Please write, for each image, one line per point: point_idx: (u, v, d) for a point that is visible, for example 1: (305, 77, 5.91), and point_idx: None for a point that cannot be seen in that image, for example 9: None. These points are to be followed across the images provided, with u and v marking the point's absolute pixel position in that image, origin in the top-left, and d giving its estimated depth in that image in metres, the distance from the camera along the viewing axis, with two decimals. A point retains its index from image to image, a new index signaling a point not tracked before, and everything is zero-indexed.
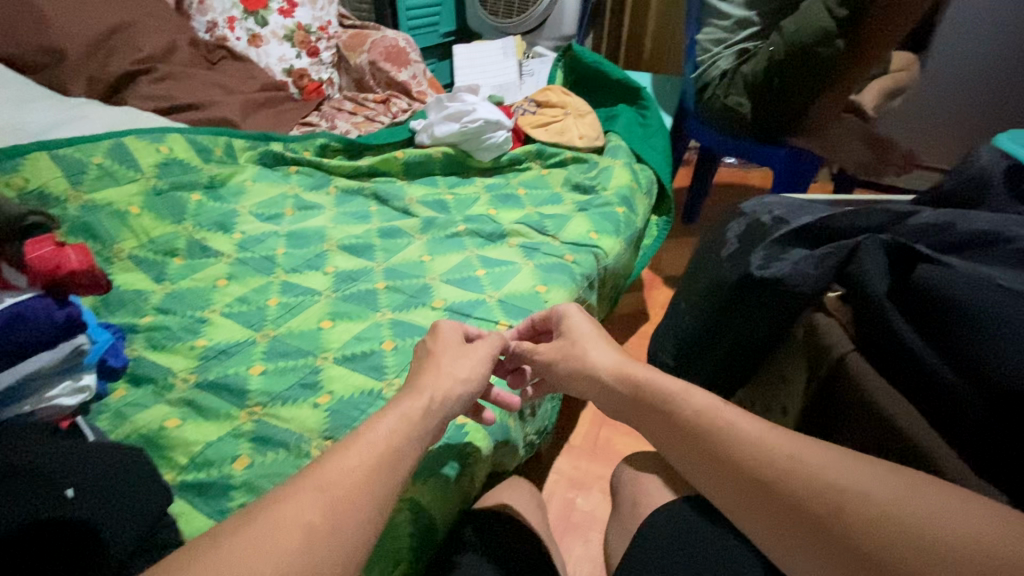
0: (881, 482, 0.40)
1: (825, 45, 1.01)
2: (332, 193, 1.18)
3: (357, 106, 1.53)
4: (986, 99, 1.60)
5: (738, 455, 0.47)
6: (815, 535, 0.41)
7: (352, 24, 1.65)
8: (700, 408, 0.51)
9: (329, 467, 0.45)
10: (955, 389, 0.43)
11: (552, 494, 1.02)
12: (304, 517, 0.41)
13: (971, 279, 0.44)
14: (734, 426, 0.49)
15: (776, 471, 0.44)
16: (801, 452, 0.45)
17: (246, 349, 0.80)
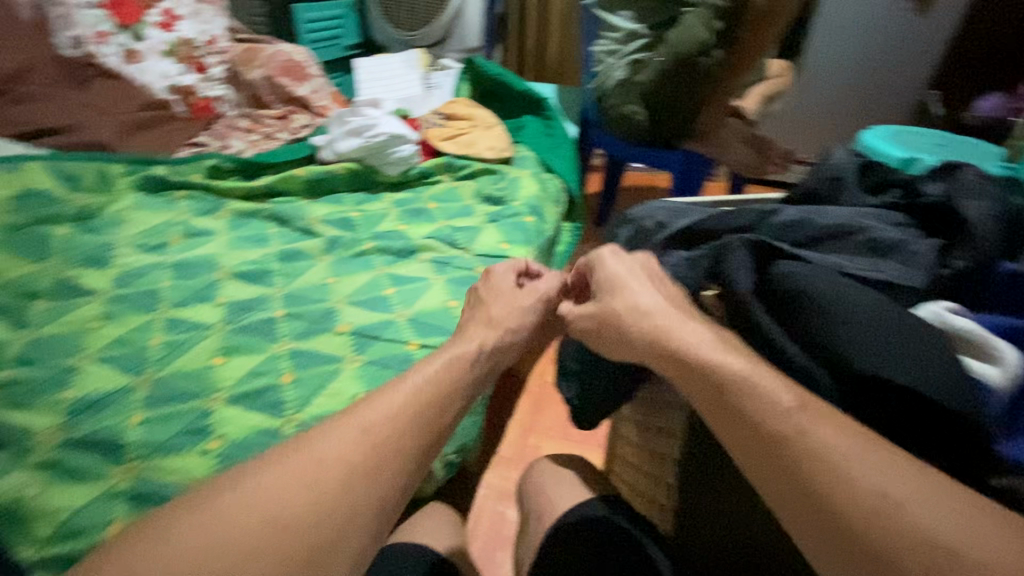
0: (929, 498, 0.35)
1: (704, 56, 1.08)
2: (225, 217, 1.10)
3: (254, 123, 1.45)
4: (851, 100, 1.78)
5: (828, 485, 0.37)
6: (843, 542, 0.35)
7: (245, 37, 1.57)
8: (786, 414, 0.40)
9: (336, 430, 0.45)
10: (816, 374, 0.46)
11: (481, 510, 1.00)
12: (321, 483, 0.42)
13: (818, 273, 0.49)
14: (827, 443, 0.38)
15: (874, 516, 0.35)
16: (910, 495, 0.35)
17: (123, 397, 0.72)
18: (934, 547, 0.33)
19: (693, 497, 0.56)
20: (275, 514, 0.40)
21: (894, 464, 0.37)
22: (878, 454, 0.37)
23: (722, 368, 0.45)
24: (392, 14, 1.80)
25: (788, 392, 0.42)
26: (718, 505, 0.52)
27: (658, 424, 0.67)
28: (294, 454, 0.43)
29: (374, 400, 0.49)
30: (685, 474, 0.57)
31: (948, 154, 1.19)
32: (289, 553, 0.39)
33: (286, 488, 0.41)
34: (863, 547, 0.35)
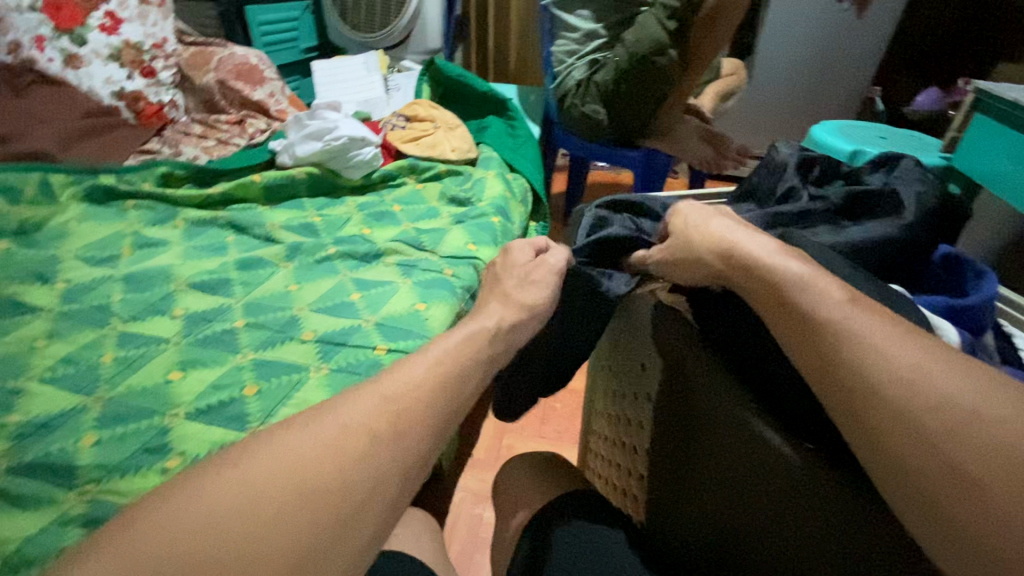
0: (965, 379, 0.34)
1: (660, 55, 1.10)
2: (180, 226, 1.06)
3: (208, 129, 1.40)
4: (801, 98, 1.86)
5: (863, 368, 0.35)
6: (869, 409, 0.34)
7: (193, 41, 1.53)
8: (829, 302, 0.39)
9: (359, 403, 0.39)
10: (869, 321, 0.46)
11: (458, 514, 0.99)
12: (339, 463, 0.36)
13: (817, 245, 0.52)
14: (863, 329, 0.37)
15: (907, 395, 0.34)
16: (945, 372, 0.34)
17: (74, 418, 0.69)
18: (964, 420, 0.32)
19: (688, 487, 0.52)
20: (285, 497, 0.33)
21: (915, 342, 0.36)
22: (905, 337, 0.36)
23: (768, 265, 0.43)
24: (349, 17, 1.80)
25: (835, 287, 0.40)
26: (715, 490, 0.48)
27: (628, 416, 0.67)
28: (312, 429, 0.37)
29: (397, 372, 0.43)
30: (670, 460, 0.55)
31: (893, 145, 1.25)
32: (301, 546, 0.32)
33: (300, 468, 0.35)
34: (900, 431, 0.33)
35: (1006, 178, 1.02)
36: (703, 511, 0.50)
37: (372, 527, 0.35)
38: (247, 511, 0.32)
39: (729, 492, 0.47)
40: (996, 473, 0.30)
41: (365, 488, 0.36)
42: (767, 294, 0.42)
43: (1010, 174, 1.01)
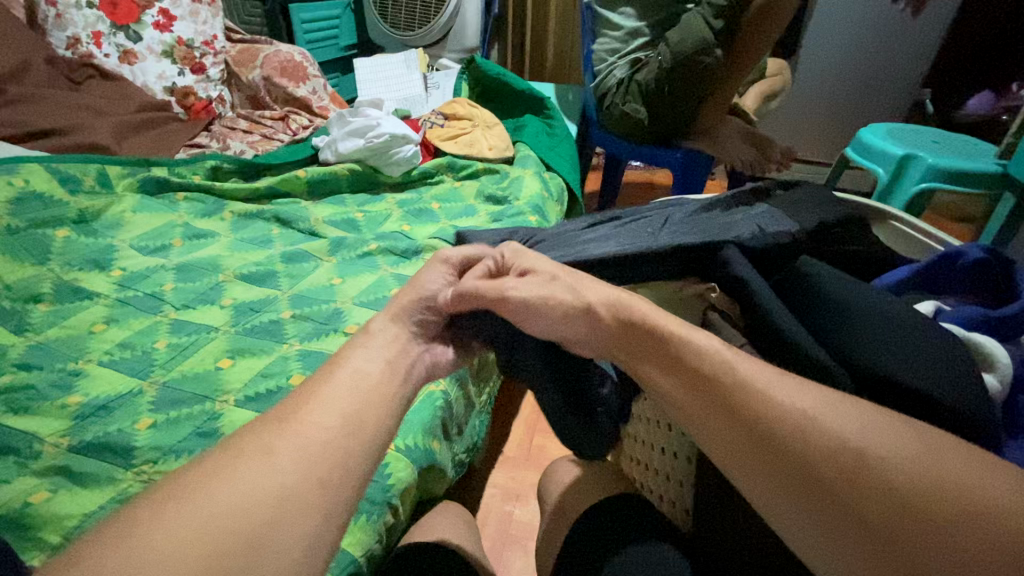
0: (830, 416, 0.37)
1: (706, 54, 1.08)
2: (228, 218, 1.09)
3: (252, 124, 1.44)
4: (846, 100, 1.80)
5: (749, 423, 0.38)
6: (765, 456, 0.37)
7: (241, 38, 1.57)
8: (710, 358, 0.42)
9: (292, 432, 0.42)
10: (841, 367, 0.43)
11: (489, 511, 1.00)
12: (268, 484, 0.38)
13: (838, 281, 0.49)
14: (741, 379, 0.40)
15: (789, 445, 0.36)
16: (822, 412, 0.37)
17: (131, 401, 0.71)
18: (850, 457, 0.34)
19: (730, 505, 0.52)
20: (217, 519, 0.35)
21: (802, 386, 0.39)
22: (782, 380, 0.40)
23: (665, 323, 0.46)
24: (389, 15, 1.81)
25: (714, 339, 0.44)
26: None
27: (668, 422, 0.66)
28: (242, 456, 0.40)
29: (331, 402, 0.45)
30: (717, 473, 0.53)
31: (946, 150, 1.21)
32: (225, 558, 0.33)
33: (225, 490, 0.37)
34: (796, 473, 0.35)
35: None
36: (760, 527, 0.48)
37: (301, 539, 0.36)
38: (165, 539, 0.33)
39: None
40: (876, 508, 0.32)
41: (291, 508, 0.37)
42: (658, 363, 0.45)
43: None
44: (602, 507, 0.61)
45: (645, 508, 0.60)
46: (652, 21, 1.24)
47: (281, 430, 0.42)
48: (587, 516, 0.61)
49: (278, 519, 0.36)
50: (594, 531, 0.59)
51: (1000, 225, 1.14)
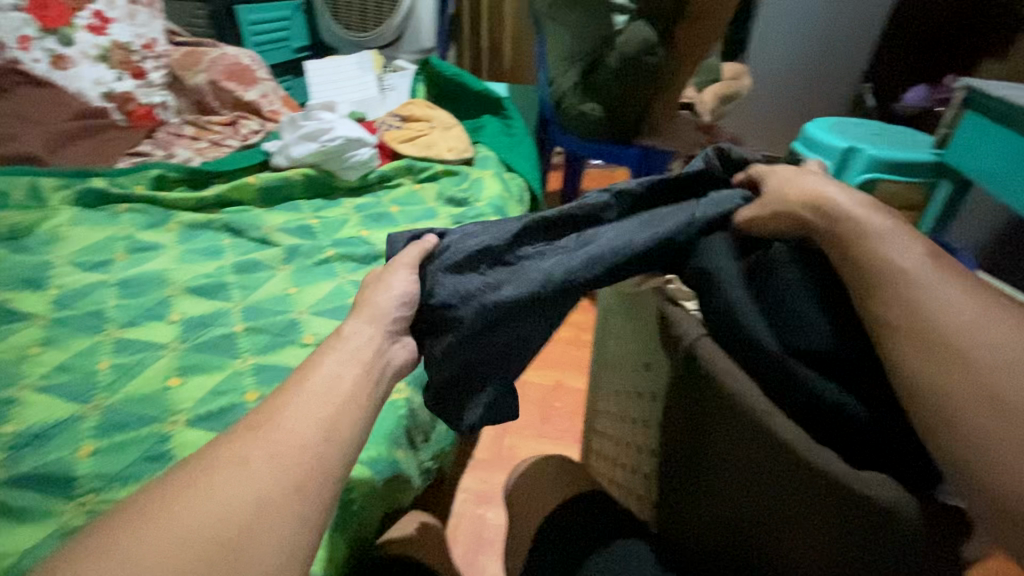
0: (1008, 337, 0.36)
1: (650, 55, 1.10)
2: (174, 229, 1.04)
3: (199, 130, 1.38)
4: (794, 95, 1.87)
5: (920, 313, 0.38)
6: (934, 346, 0.36)
7: (185, 41, 1.50)
8: (896, 253, 0.41)
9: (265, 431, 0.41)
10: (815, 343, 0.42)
11: (460, 516, 0.98)
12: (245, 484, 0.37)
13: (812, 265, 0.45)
14: (924, 279, 0.39)
15: (949, 339, 0.36)
16: (1004, 327, 0.36)
17: (71, 427, 0.67)
18: (1001, 359, 0.35)
19: (713, 492, 0.47)
20: (204, 523, 0.34)
21: (972, 296, 0.38)
22: (960, 289, 0.39)
23: (852, 217, 0.44)
24: (341, 16, 1.78)
25: (916, 242, 0.42)
26: (731, 498, 0.45)
27: (633, 415, 0.67)
28: (219, 457, 0.39)
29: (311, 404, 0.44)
30: (677, 469, 0.51)
31: (885, 141, 1.27)
32: (213, 557, 0.33)
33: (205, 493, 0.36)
34: (957, 368, 0.35)
35: (1000, 176, 1.04)
36: (720, 519, 0.47)
37: (289, 541, 0.36)
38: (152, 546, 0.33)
39: (745, 501, 0.44)
40: None
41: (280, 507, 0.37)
42: (832, 239, 0.44)
43: (1004, 170, 1.03)
44: (571, 508, 0.61)
45: (615, 506, 0.61)
46: (574, 31, 1.20)
47: (263, 428, 0.41)
48: (557, 516, 0.61)
49: (265, 516, 0.36)
50: (566, 532, 0.59)
51: (940, 210, 1.23)
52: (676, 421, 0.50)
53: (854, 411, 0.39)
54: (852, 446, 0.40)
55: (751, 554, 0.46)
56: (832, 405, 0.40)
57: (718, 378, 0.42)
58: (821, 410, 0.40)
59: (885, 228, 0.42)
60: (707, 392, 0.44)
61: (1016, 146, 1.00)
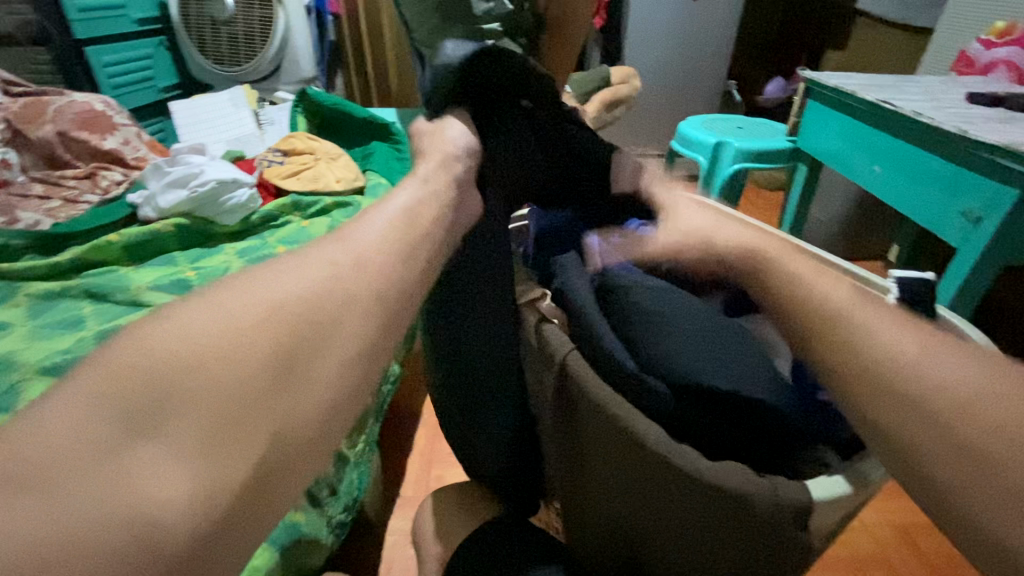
0: (958, 369, 0.33)
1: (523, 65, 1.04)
2: (23, 303, 0.93)
3: (50, 187, 1.24)
4: (673, 97, 1.99)
5: (839, 332, 0.37)
6: (888, 392, 0.33)
7: (24, 91, 1.35)
8: (819, 292, 0.39)
9: (222, 315, 0.30)
10: (672, 362, 0.43)
11: (392, 560, 0.94)
12: (225, 384, 0.28)
13: (649, 289, 0.47)
14: (827, 287, 0.39)
15: (869, 336, 0.36)
16: (947, 358, 0.33)
17: None
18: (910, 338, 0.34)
19: (597, 507, 0.48)
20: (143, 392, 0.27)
21: (900, 324, 0.37)
22: (883, 313, 0.37)
23: (747, 243, 0.45)
24: (210, 51, 1.67)
25: (840, 283, 0.40)
26: (616, 514, 0.46)
27: None
28: (177, 343, 0.29)
29: (287, 275, 0.34)
30: (568, 483, 0.51)
31: (748, 135, 1.38)
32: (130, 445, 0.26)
33: (168, 400, 0.27)
34: (908, 407, 0.33)
35: (844, 154, 1.15)
36: (606, 525, 0.48)
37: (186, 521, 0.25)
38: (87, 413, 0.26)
39: (634, 516, 0.44)
40: (996, 445, 0.29)
41: (267, 403, 0.29)
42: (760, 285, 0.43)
43: (845, 152, 1.14)
44: (485, 537, 0.59)
45: (528, 530, 0.59)
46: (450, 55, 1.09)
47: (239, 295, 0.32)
48: (473, 545, 0.58)
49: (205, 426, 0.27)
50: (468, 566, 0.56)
51: (802, 190, 1.33)
52: (563, 444, 0.50)
53: (710, 419, 0.42)
54: (706, 439, 0.42)
55: (638, 555, 0.46)
56: (689, 417, 0.42)
57: (595, 396, 0.42)
58: (679, 419, 0.42)
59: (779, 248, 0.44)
60: (582, 406, 0.44)
61: (849, 131, 1.12)
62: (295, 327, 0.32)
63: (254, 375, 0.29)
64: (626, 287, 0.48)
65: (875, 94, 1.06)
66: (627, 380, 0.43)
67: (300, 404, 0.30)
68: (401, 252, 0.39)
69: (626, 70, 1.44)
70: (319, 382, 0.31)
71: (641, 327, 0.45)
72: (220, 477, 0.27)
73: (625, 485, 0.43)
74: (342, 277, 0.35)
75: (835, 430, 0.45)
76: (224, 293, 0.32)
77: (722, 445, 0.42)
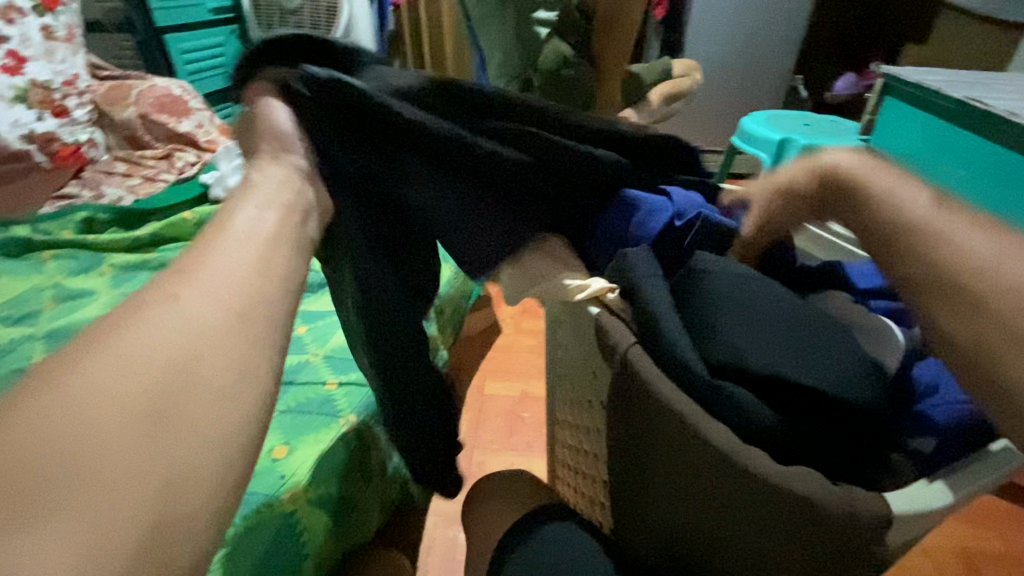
0: None
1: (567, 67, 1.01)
2: (107, 273, 1.00)
3: (132, 166, 1.33)
4: (734, 92, 1.92)
5: (920, 244, 0.37)
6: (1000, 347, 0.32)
7: (109, 74, 1.44)
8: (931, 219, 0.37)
9: (80, 380, 0.27)
10: (746, 362, 0.42)
11: (432, 540, 0.96)
12: (95, 440, 0.25)
13: (727, 279, 0.47)
14: (910, 192, 0.39)
15: (954, 248, 0.35)
16: None
17: None
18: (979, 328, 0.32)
19: (649, 497, 0.48)
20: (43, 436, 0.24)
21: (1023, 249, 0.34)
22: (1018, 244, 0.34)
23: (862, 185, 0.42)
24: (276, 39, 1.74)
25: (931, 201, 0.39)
26: (672, 509, 0.45)
27: (585, 423, 0.64)
28: (27, 433, 0.24)
29: (125, 325, 0.30)
30: (622, 478, 0.51)
31: (815, 131, 1.32)
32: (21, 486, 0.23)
33: (30, 492, 0.23)
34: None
35: (920, 153, 1.09)
36: (662, 524, 0.47)
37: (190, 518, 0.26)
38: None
39: (692, 513, 0.44)
40: None
41: (153, 457, 0.26)
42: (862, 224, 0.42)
43: (920, 151, 1.09)
44: (531, 521, 0.59)
45: (575, 516, 0.60)
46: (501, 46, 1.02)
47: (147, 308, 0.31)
48: (521, 529, 0.59)
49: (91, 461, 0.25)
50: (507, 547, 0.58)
51: None
52: (620, 438, 0.49)
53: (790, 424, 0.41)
54: (772, 442, 0.41)
55: (695, 557, 0.46)
56: (767, 425, 0.40)
57: (656, 392, 0.42)
58: (756, 428, 0.41)
59: (870, 166, 0.43)
60: (645, 401, 0.43)
61: (927, 129, 1.06)
62: (159, 380, 0.28)
63: (124, 432, 0.26)
64: (705, 269, 0.48)
65: (962, 91, 1.00)
66: (690, 380, 0.42)
67: (202, 441, 0.28)
68: (268, 260, 0.37)
69: (687, 63, 1.40)
70: (202, 421, 0.28)
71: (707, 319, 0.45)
72: (132, 521, 0.25)
73: (683, 480, 0.43)
74: (204, 305, 0.32)
75: (915, 439, 0.43)
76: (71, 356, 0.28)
77: (791, 448, 0.41)
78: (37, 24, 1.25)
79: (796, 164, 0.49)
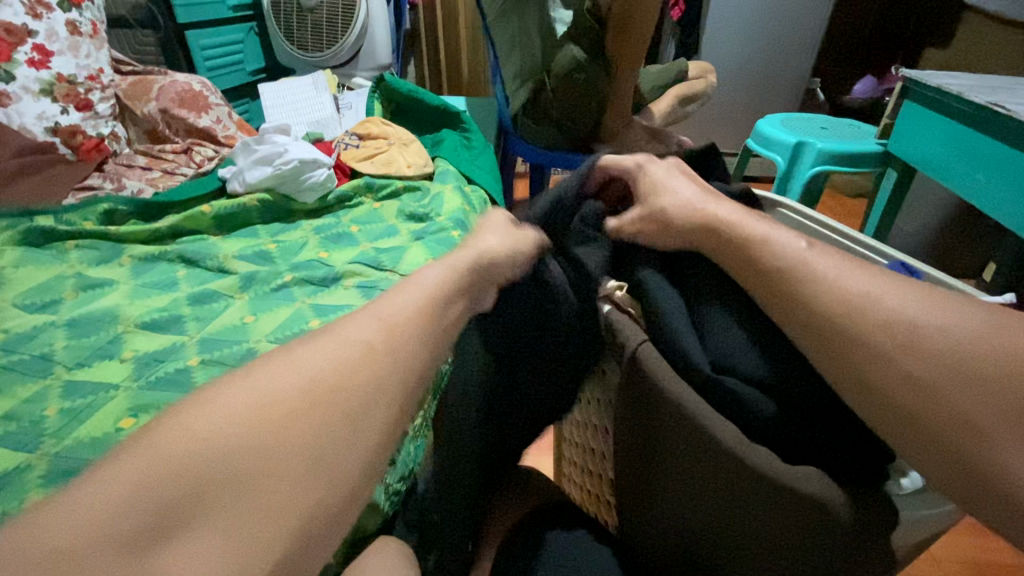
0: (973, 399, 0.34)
1: (579, 70, 0.94)
2: (127, 263, 1.02)
3: (152, 159, 1.36)
4: (750, 94, 1.91)
5: (802, 291, 0.40)
6: (913, 431, 0.35)
7: (132, 70, 1.47)
8: (817, 281, 0.40)
9: (211, 410, 0.30)
10: (752, 360, 0.43)
11: None
12: (219, 464, 0.28)
13: (716, 283, 0.48)
14: (792, 244, 0.43)
15: (842, 301, 0.39)
16: (960, 387, 0.34)
17: (17, 478, 0.60)
18: (970, 372, 0.34)
19: (657, 495, 0.48)
20: (163, 463, 0.27)
21: (939, 315, 0.37)
22: (915, 303, 0.38)
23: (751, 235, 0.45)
24: (295, 37, 1.75)
25: (795, 247, 0.43)
26: (681, 510, 0.45)
27: (592, 421, 0.64)
28: (167, 456, 0.28)
29: (265, 371, 0.33)
30: (632, 478, 0.51)
31: (832, 135, 1.30)
32: (156, 508, 0.26)
33: (168, 499, 0.27)
34: (921, 439, 0.35)
35: (937, 160, 1.07)
36: (672, 524, 0.47)
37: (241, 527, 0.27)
38: (126, 475, 0.27)
39: (701, 514, 0.44)
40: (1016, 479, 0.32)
41: (261, 487, 0.28)
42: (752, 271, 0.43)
43: (940, 157, 1.06)
44: (539, 517, 0.60)
45: (583, 514, 0.60)
46: (522, 48, 1.03)
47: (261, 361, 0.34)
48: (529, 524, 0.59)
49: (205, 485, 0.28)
50: (514, 541, 0.58)
51: (889, 197, 1.24)
52: (631, 437, 0.49)
53: (803, 428, 0.40)
54: (778, 439, 0.41)
55: (704, 559, 0.45)
56: (775, 424, 0.40)
57: (664, 388, 0.42)
58: (764, 429, 0.41)
59: (742, 215, 0.47)
60: (652, 397, 0.44)
61: (947, 135, 1.04)
62: (273, 422, 0.31)
63: (241, 461, 0.29)
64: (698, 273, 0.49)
65: (984, 96, 0.98)
66: (698, 379, 0.43)
67: (288, 478, 0.29)
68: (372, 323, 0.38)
69: (702, 64, 1.39)
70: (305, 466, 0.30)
71: (702, 317, 0.47)
72: (242, 534, 0.27)
73: (694, 479, 0.43)
74: (324, 353, 0.34)
75: None
76: (183, 403, 0.31)
77: (798, 451, 0.41)
78: (63, 19, 1.29)
79: (676, 184, 0.52)
